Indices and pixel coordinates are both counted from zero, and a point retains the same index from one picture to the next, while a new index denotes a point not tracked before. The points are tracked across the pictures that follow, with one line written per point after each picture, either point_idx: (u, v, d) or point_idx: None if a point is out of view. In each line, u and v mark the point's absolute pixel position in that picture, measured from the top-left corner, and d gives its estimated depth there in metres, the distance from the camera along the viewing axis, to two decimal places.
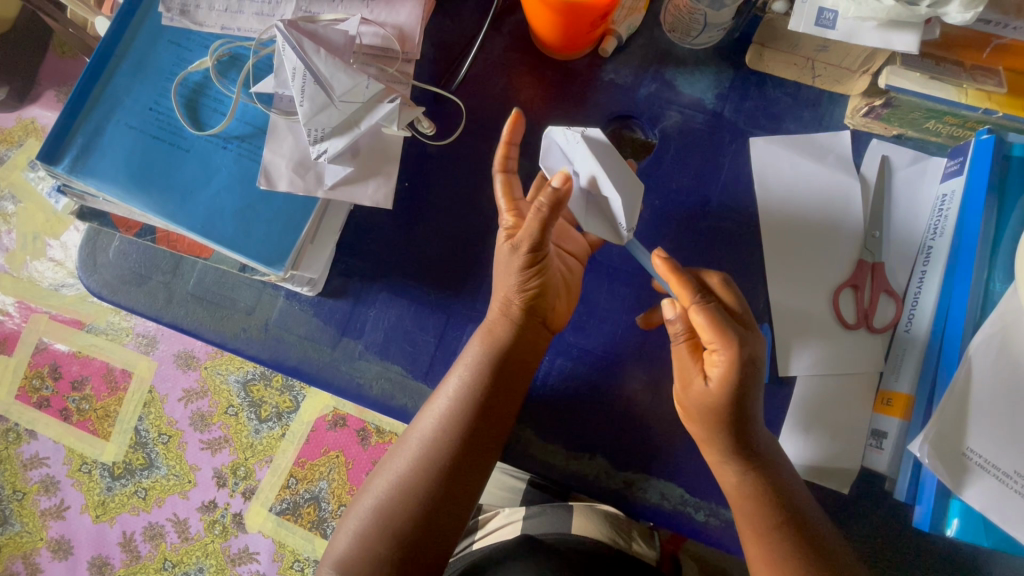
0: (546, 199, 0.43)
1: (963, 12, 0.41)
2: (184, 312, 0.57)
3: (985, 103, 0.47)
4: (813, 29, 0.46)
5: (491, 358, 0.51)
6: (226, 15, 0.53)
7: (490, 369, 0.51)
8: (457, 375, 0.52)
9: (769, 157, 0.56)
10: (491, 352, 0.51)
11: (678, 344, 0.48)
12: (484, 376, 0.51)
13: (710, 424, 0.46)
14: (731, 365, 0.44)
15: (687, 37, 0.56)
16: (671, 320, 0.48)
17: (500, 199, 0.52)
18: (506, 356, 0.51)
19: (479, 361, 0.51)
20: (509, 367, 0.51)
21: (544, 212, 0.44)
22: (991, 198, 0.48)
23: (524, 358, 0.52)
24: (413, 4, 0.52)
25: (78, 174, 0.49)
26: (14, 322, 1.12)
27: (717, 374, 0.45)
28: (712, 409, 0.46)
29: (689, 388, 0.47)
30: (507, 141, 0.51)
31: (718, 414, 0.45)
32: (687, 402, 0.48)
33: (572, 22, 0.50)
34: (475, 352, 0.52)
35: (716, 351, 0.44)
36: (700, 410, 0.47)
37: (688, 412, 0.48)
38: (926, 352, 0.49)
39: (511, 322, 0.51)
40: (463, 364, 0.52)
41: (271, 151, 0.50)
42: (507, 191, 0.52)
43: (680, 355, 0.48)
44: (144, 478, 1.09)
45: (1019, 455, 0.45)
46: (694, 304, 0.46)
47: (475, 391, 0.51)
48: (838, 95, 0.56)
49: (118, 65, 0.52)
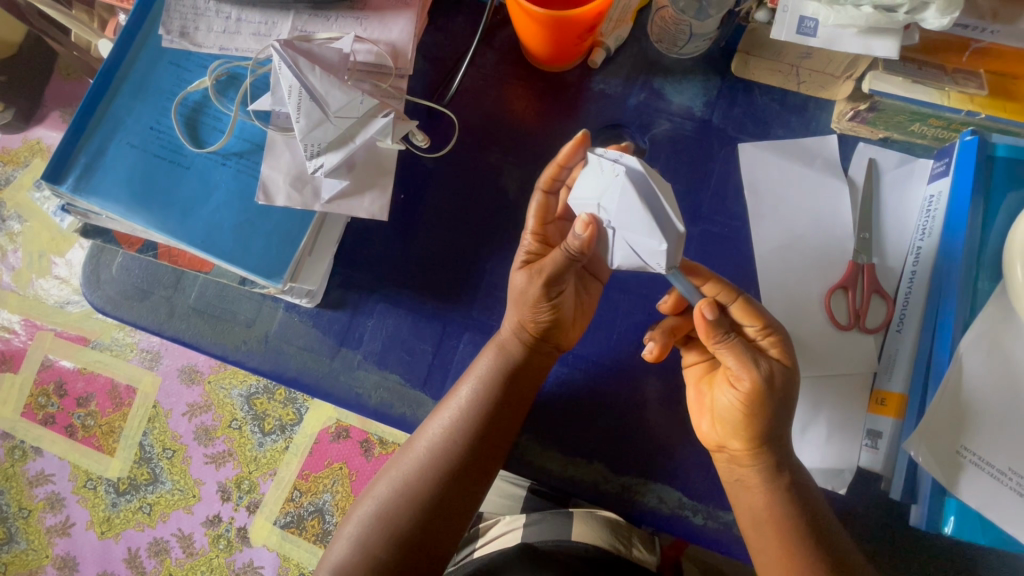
0: (573, 247, 0.44)
1: (939, 18, 0.42)
2: (185, 325, 0.58)
3: (968, 104, 0.48)
4: (795, 37, 0.47)
5: (502, 373, 0.52)
6: (224, 36, 0.54)
7: (502, 383, 0.52)
8: (468, 385, 0.52)
9: (757, 162, 0.57)
10: (492, 358, 0.52)
11: (731, 340, 0.46)
12: (495, 390, 0.52)
13: (779, 416, 0.46)
14: (789, 343, 0.47)
15: (674, 47, 0.58)
16: (713, 317, 0.45)
17: (529, 220, 0.51)
18: (516, 367, 0.52)
19: (491, 376, 0.52)
20: (516, 380, 0.52)
21: (574, 255, 0.45)
22: (977, 199, 0.49)
23: (531, 372, 0.53)
24: (405, 22, 0.53)
25: (82, 193, 0.51)
26: (20, 340, 1.14)
27: (779, 356, 0.47)
28: (788, 393, 0.46)
29: (768, 381, 0.46)
30: (558, 162, 0.48)
31: (789, 396, 0.46)
32: (763, 398, 0.46)
33: (560, 36, 0.51)
34: (486, 363, 0.53)
35: (774, 334, 0.47)
36: (777, 399, 0.46)
37: (758, 410, 0.46)
38: (918, 350, 0.49)
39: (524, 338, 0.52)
40: (474, 377, 0.52)
41: (268, 166, 0.52)
42: (542, 214, 0.51)
43: (738, 350, 0.46)
44: (149, 493, 1.10)
45: (1013, 452, 0.46)
46: (738, 295, 0.48)
47: (485, 402, 0.51)
48: (824, 101, 0.57)
49: (120, 87, 0.54)
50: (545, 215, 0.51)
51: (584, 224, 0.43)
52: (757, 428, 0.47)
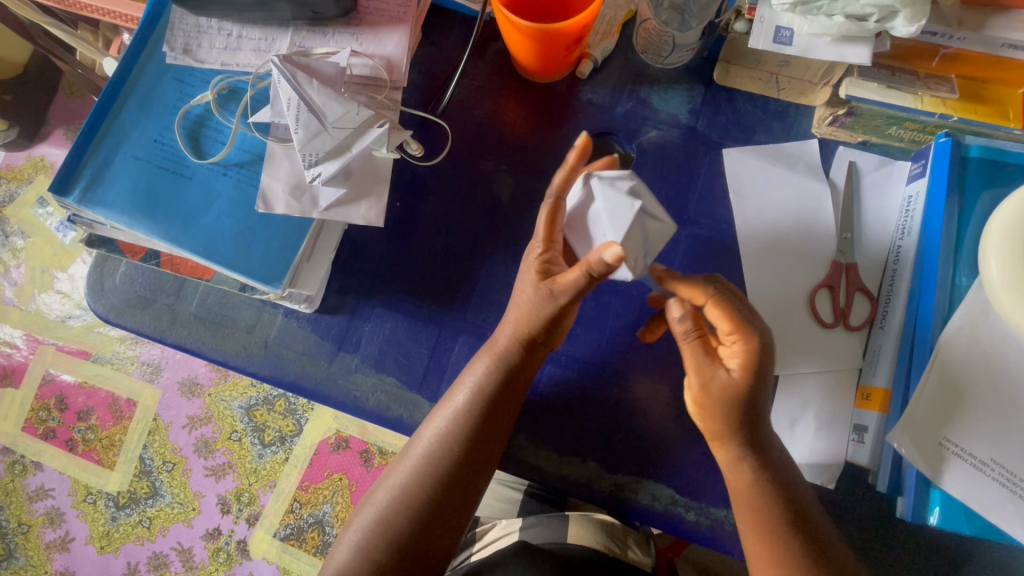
0: (598, 266, 0.43)
1: (907, 26, 0.44)
2: (187, 332, 0.60)
3: (940, 108, 0.50)
4: (772, 46, 0.49)
5: (494, 376, 0.53)
6: (225, 52, 0.56)
7: (492, 384, 0.53)
8: (464, 392, 0.53)
9: (742, 166, 0.59)
10: (487, 362, 0.53)
11: (689, 342, 0.48)
12: (486, 391, 0.52)
13: (729, 422, 0.47)
14: (752, 355, 0.45)
15: (659, 58, 0.60)
16: (678, 318, 0.48)
17: (540, 227, 0.49)
18: (511, 372, 0.53)
19: (481, 377, 0.53)
20: (510, 384, 0.53)
21: (594, 274, 0.45)
22: (953, 198, 0.51)
23: (526, 375, 0.53)
24: (399, 37, 0.56)
25: (88, 204, 0.53)
26: (22, 355, 1.15)
27: (737, 366, 0.46)
28: (734, 404, 0.46)
29: (708, 387, 0.47)
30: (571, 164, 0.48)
31: (737, 407, 0.46)
32: (704, 402, 0.47)
33: (547, 48, 0.53)
34: (480, 368, 0.53)
35: (736, 343, 0.45)
36: (721, 406, 0.47)
37: (706, 413, 0.48)
38: (900, 346, 0.51)
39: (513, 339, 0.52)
40: (464, 378, 0.53)
41: (268, 176, 0.53)
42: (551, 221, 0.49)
43: (693, 353, 0.48)
44: (149, 507, 1.10)
45: (994, 443, 0.47)
46: (710, 297, 0.46)
47: (481, 407, 0.52)
48: (804, 107, 0.59)
49: (125, 102, 0.56)
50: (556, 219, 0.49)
51: (615, 256, 0.42)
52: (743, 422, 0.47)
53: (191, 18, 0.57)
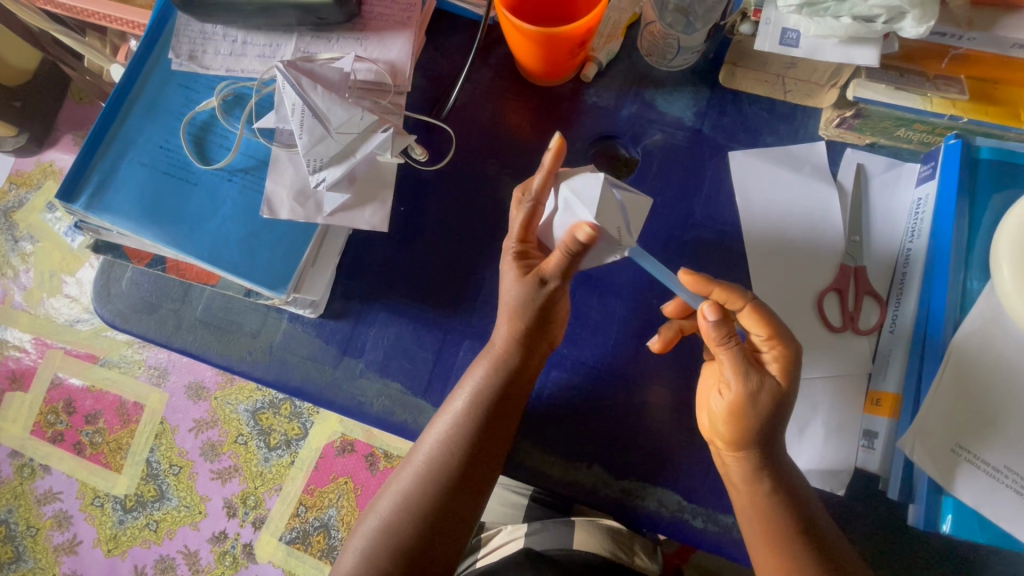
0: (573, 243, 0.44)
1: (916, 27, 0.43)
2: (193, 338, 0.60)
3: (950, 109, 0.50)
4: (778, 49, 0.49)
5: (498, 382, 0.52)
6: (231, 58, 0.56)
7: (495, 390, 0.52)
8: (463, 398, 0.53)
9: (748, 169, 0.58)
10: (486, 367, 0.53)
11: (726, 346, 0.46)
12: (489, 397, 0.52)
13: (768, 426, 0.46)
14: (794, 356, 0.46)
15: (663, 60, 0.60)
16: (713, 322, 0.45)
17: (514, 229, 0.50)
18: (510, 376, 0.52)
19: (485, 382, 0.52)
20: (510, 389, 0.52)
21: (572, 251, 0.45)
22: (963, 201, 0.50)
23: (526, 378, 0.53)
24: (403, 41, 0.55)
25: (94, 211, 0.53)
26: (30, 359, 1.16)
27: (779, 368, 0.46)
28: (776, 407, 0.46)
29: (752, 392, 0.46)
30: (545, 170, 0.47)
31: (778, 411, 0.46)
32: (746, 408, 0.46)
33: (552, 51, 0.53)
34: (479, 374, 0.53)
35: (776, 346, 0.46)
36: (761, 412, 0.46)
37: (746, 420, 0.46)
38: (911, 350, 0.50)
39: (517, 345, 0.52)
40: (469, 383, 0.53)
41: (272, 181, 0.54)
42: (528, 224, 0.49)
43: (733, 360, 0.46)
44: (156, 510, 1.11)
45: (1009, 450, 0.46)
46: (749, 302, 0.47)
47: (480, 412, 0.52)
48: (811, 109, 0.59)
49: (130, 109, 0.56)
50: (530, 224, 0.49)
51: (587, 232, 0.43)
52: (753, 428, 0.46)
53: (196, 24, 0.57)
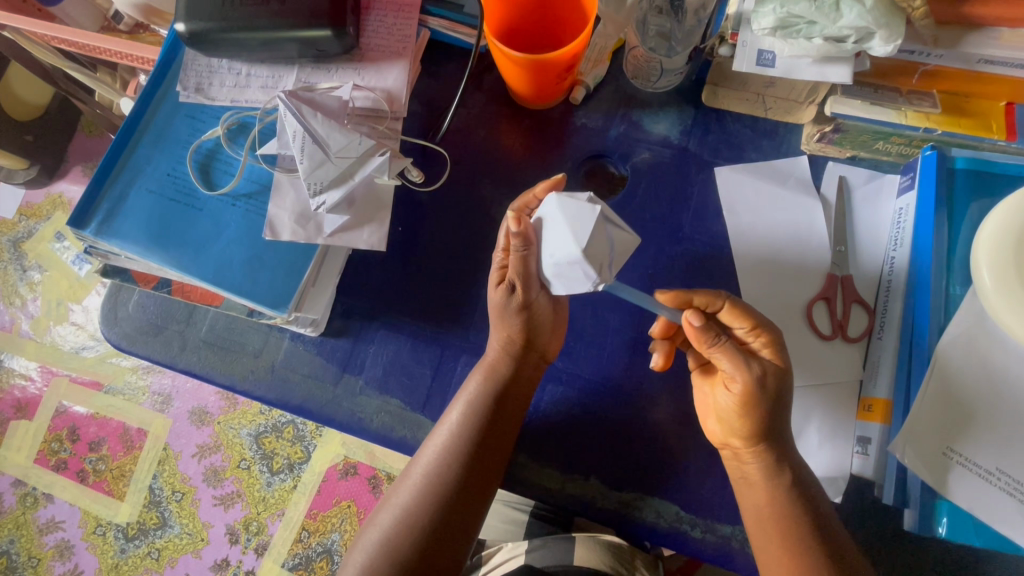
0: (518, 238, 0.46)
1: (884, 46, 0.45)
2: (197, 358, 0.61)
3: (924, 122, 0.52)
4: (755, 69, 0.51)
5: (491, 393, 0.53)
6: (235, 89, 0.59)
7: (487, 401, 0.53)
8: (458, 411, 0.54)
9: (734, 184, 0.60)
10: (480, 378, 0.54)
11: (721, 342, 0.47)
12: (482, 410, 0.53)
13: (776, 412, 0.47)
14: (778, 341, 0.48)
15: (649, 82, 0.62)
16: (700, 325, 0.46)
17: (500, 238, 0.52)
18: (504, 388, 0.54)
19: (478, 396, 0.54)
20: (503, 401, 0.54)
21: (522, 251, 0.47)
22: (942, 209, 0.52)
23: (520, 392, 0.55)
24: (398, 70, 0.58)
25: (104, 236, 0.55)
26: (36, 387, 1.17)
27: (770, 355, 0.48)
28: (779, 391, 0.47)
29: (760, 378, 0.46)
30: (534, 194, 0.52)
31: (782, 396, 0.47)
32: (758, 395, 0.46)
33: (541, 76, 0.56)
34: (474, 386, 0.54)
35: (763, 333, 0.48)
36: (770, 399, 0.47)
37: (755, 409, 0.47)
38: (899, 355, 0.51)
39: (510, 356, 0.54)
40: (462, 399, 0.54)
41: (275, 206, 0.56)
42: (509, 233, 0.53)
43: (727, 352, 0.47)
44: (158, 538, 1.10)
45: (999, 452, 0.47)
46: (726, 301, 0.49)
47: (473, 422, 0.53)
48: (791, 125, 0.61)
49: (140, 139, 0.59)
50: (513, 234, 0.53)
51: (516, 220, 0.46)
52: (756, 428, 0.47)
53: (203, 59, 0.60)
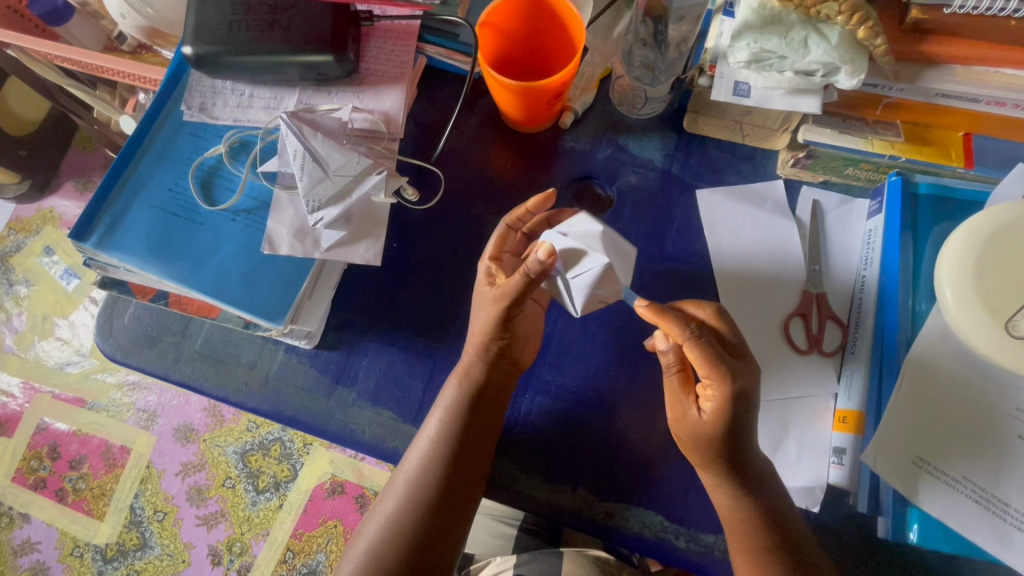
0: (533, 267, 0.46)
1: (849, 79, 0.49)
2: (191, 369, 0.62)
3: (889, 150, 0.55)
4: (732, 98, 0.55)
5: (467, 399, 0.55)
6: (238, 109, 0.61)
7: (464, 409, 0.55)
8: (438, 417, 0.55)
9: (715, 206, 0.63)
10: (456, 385, 0.56)
11: (669, 375, 0.50)
12: (462, 416, 0.54)
13: (709, 455, 0.49)
14: (725, 398, 0.46)
15: (634, 109, 0.66)
16: (661, 350, 0.49)
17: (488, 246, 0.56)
18: (479, 394, 0.55)
19: (457, 403, 0.55)
20: (483, 407, 0.55)
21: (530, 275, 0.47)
22: (907, 232, 0.56)
23: (498, 397, 0.56)
24: (396, 93, 0.61)
25: (104, 249, 0.56)
26: (17, 404, 1.16)
27: (710, 408, 0.47)
28: (704, 440, 0.49)
29: (682, 419, 0.50)
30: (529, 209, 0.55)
31: (711, 444, 0.48)
32: (682, 432, 0.50)
33: (531, 102, 0.59)
34: (451, 393, 0.56)
35: (710, 386, 0.47)
36: (694, 440, 0.49)
37: (683, 441, 0.51)
38: (871, 370, 0.54)
39: (483, 361, 0.55)
40: (441, 406, 0.56)
41: (274, 221, 0.57)
42: (499, 243, 0.56)
43: (672, 387, 0.50)
44: (137, 559, 1.09)
45: (966, 461, 0.50)
46: (687, 339, 0.46)
47: (455, 429, 0.54)
48: (768, 151, 0.65)
49: (144, 156, 0.61)
50: (502, 246, 0.56)
51: (548, 251, 0.45)
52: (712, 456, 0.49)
53: (208, 80, 0.62)
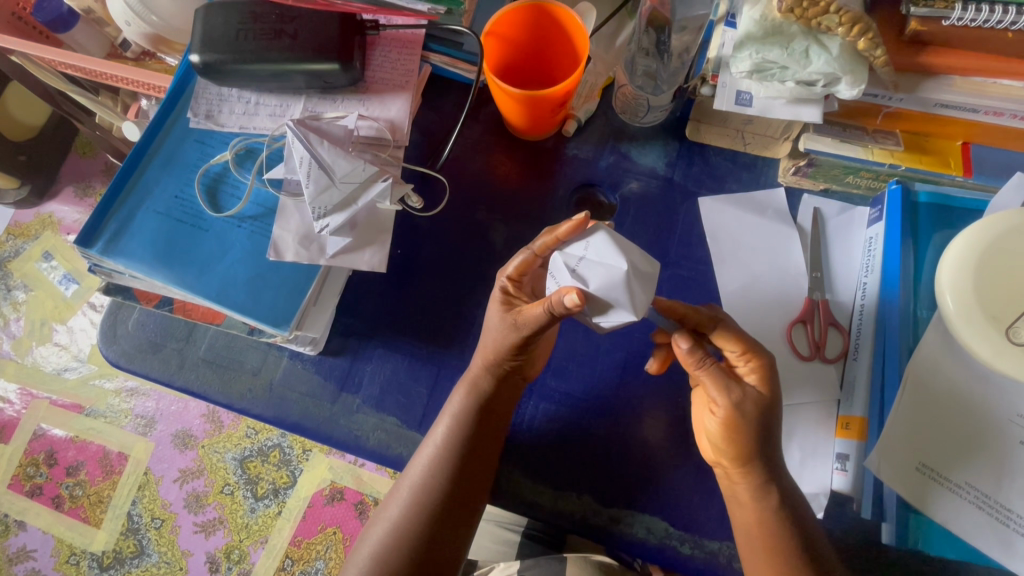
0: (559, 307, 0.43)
1: (850, 90, 0.50)
2: (195, 375, 0.62)
3: (889, 159, 0.56)
4: (734, 107, 0.55)
5: (474, 408, 0.55)
6: (244, 117, 0.62)
7: (473, 416, 0.55)
8: (444, 424, 0.55)
9: (718, 213, 0.64)
10: (464, 394, 0.55)
11: (706, 367, 0.49)
12: (470, 424, 0.54)
13: (759, 435, 0.48)
14: (767, 366, 0.50)
15: (637, 117, 0.66)
16: (687, 349, 0.48)
17: (509, 267, 0.52)
18: (486, 401, 0.55)
19: (464, 410, 0.55)
20: (489, 415, 0.55)
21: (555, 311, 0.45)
22: (907, 241, 0.57)
23: (505, 405, 0.56)
24: (401, 101, 0.62)
25: (110, 255, 0.57)
26: (14, 410, 1.15)
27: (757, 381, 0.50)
28: (762, 416, 0.49)
29: (740, 404, 0.48)
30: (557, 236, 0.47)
31: (766, 421, 0.49)
32: (739, 420, 0.48)
33: (536, 111, 0.60)
34: (458, 401, 0.56)
35: (752, 360, 0.50)
36: (752, 424, 0.48)
37: (738, 431, 0.48)
38: (872, 377, 0.54)
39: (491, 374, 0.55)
40: (449, 414, 0.56)
41: (279, 228, 0.58)
42: (523, 266, 0.51)
43: (716, 375, 0.49)
44: (134, 567, 1.08)
45: (967, 466, 0.50)
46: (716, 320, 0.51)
47: (461, 436, 0.54)
48: (769, 159, 0.65)
49: (149, 162, 0.61)
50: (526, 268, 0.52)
51: (578, 298, 0.41)
52: (749, 448, 0.49)
53: (214, 87, 0.62)
